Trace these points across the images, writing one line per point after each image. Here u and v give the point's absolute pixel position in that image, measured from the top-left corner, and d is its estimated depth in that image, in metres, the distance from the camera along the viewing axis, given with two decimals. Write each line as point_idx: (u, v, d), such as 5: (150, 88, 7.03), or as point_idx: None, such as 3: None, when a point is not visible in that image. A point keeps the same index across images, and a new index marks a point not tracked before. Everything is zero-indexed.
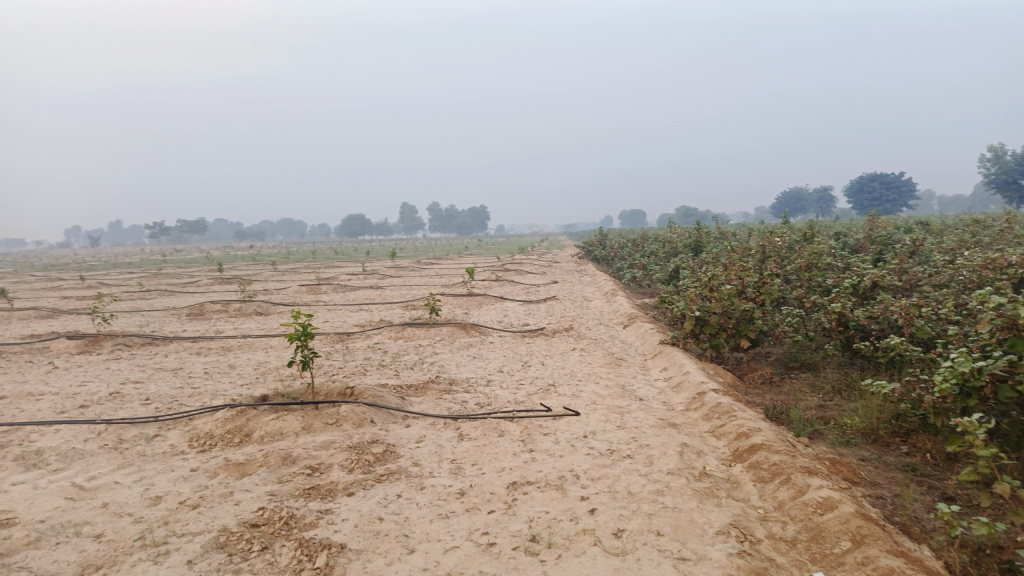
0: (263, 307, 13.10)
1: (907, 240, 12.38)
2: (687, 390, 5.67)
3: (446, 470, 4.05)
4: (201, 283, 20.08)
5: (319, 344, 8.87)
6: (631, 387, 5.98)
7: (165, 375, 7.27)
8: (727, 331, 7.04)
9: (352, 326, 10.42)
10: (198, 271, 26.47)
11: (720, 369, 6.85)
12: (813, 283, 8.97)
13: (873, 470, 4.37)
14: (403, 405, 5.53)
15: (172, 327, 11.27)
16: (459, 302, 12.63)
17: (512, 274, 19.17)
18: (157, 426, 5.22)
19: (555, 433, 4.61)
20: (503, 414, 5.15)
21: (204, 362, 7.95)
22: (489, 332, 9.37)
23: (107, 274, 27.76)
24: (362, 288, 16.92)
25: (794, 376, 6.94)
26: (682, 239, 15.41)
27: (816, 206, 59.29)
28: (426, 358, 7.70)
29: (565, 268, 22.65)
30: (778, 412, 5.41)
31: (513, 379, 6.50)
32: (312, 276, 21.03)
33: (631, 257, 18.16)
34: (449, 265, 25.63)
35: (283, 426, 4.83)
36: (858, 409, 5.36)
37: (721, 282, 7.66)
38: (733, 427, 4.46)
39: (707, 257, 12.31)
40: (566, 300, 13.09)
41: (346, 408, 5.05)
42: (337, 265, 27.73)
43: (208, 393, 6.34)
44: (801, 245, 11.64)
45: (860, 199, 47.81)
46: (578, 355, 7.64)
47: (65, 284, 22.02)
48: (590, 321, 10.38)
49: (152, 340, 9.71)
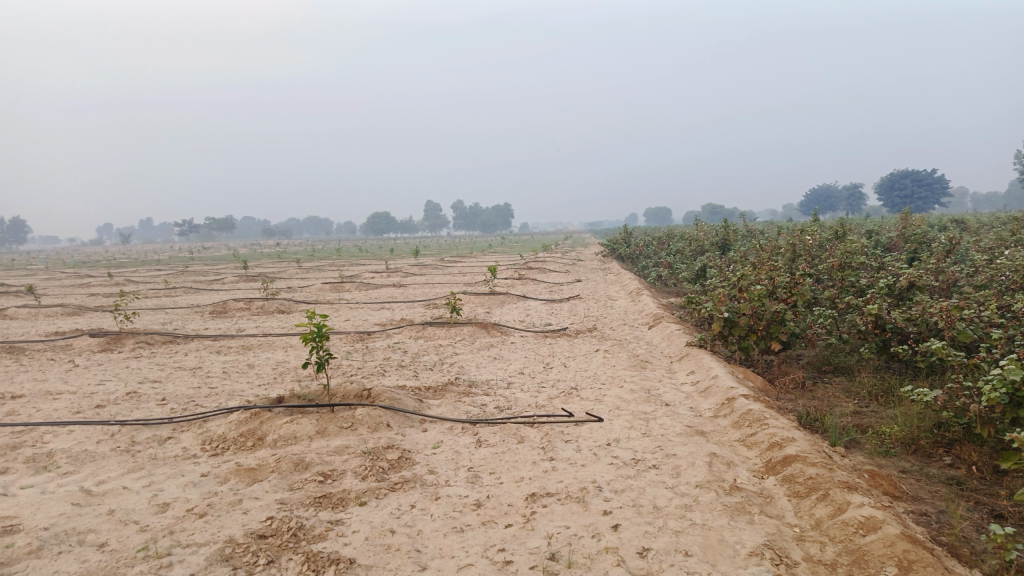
0: (286, 305, 13.05)
1: (943, 238, 11.98)
2: (715, 395, 5.44)
3: (462, 479, 3.88)
4: (226, 280, 20.17)
5: (339, 343, 8.76)
6: (657, 391, 5.77)
7: (184, 374, 7.20)
8: (756, 333, 6.79)
9: (373, 325, 10.31)
10: (224, 268, 26.64)
11: (750, 373, 6.60)
12: (846, 283, 8.66)
13: (915, 483, 4.12)
14: (421, 408, 5.37)
15: (194, 325, 11.26)
16: (481, 301, 12.46)
17: (535, 272, 18.98)
18: (171, 428, 5.12)
19: (577, 440, 4.43)
20: (523, 419, 4.96)
21: (223, 361, 7.88)
22: (511, 332, 9.19)
23: (136, 271, 28.09)
24: (385, 286, 16.85)
25: (827, 381, 6.66)
26: (709, 237, 15.11)
27: (845, 205, 58.17)
28: (446, 358, 7.55)
29: (589, 266, 22.38)
30: (812, 420, 5.16)
31: (535, 381, 6.33)
32: (336, 274, 21.00)
33: (657, 255, 17.85)
34: (473, 263, 25.53)
35: (297, 430, 4.70)
36: (897, 417, 5.10)
37: (751, 282, 7.41)
38: (765, 437, 4.24)
39: (735, 256, 12.02)
40: (590, 299, 12.88)
41: (362, 412, 4.91)
42: (361, 263, 27.67)
43: (224, 393, 6.24)
44: (833, 243, 11.30)
45: (891, 197, 46.83)
46: (602, 356, 7.44)
47: (93, 281, 22.29)
48: (615, 321, 10.15)
49: (174, 338, 9.69)
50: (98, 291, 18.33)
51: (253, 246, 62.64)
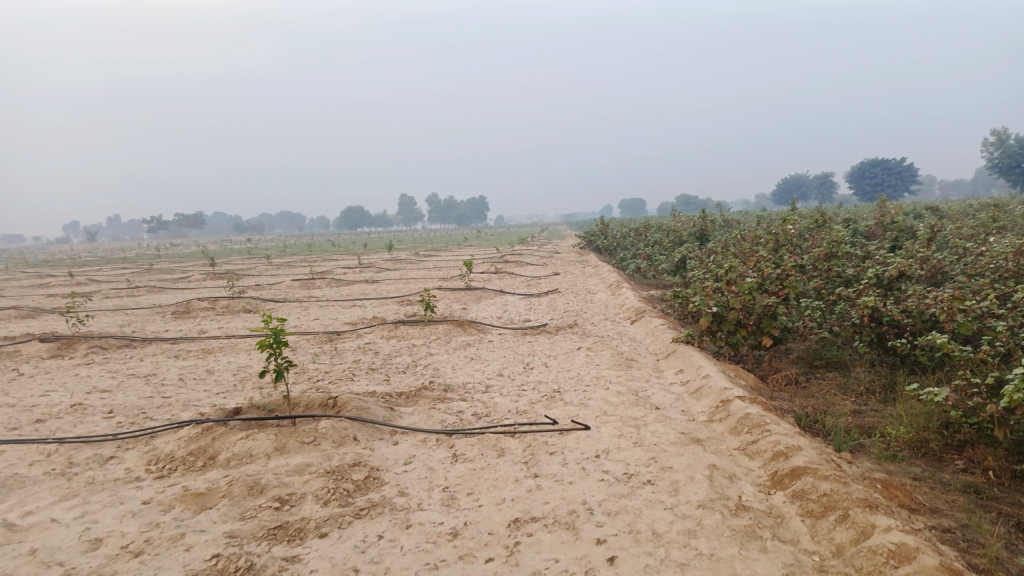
0: (252, 304, 12.49)
1: (924, 227, 11.76)
2: (708, 397, 5.07)
3: (437, 502, 3.47)
4: (193, 279, 19.56)
5: (306, 345, 8.28)
6: (645, 394, 5.40)
7: (136, 383, 6.69)
8: (746, 328, 6.45)
9: (343, 324, 9.83)
10: (190, 266, 25.98)
11: (741, 370, 6.26)
12: (832, 273, 8.35)
13: (929, 492, 3.80)
14: (392, 418, 4.93)
15: (155, 327, 10.69)
16: (457, 297, 12.02)
17: (511, 266, 18.59)
18: (113, 447, 4.63)
19: (564, 452, 4.04)
20: (503, 428, 4.56)
21: (181, 367, 7.36)
22: (488, 330, 8.76)
23: (98, 269, 27.14)
24: (357, 282, 16.34)
25: (820, 377, 6.34)
26: (687, 228, 14.82)
27: (817, 193, 58.47)
28: (419, 360, 7.11)
29: (565, 259, 22.02)
30: (811, 423, 4.82)
31: (514, 384, 5.93)
32: (306, 271, 20.41)
33: (634, 246, 17.52)
34: (447, 257, 25.07)
35: (253, 446, 4.24)
36: (903, 417, 4.79)
37: (739, 275, 7.08)
38: (768, 445, 3.88)
39: (715, 247, 11.73)
40: (569, 293, 12.51)
41: (326, 425, 4.47)
42: (333, 258, 26.94)
43: (178, 404, 5.74)
44: (814, 231, 11.03)
45: (862, 186, 47.11)
46: (585, 354, 7.05)
47: (53, 281, 21.44)
48: (596, 316, 9.77)
49: (131, 341, 9.12)
50: (57, 291, 17.54)
51: (223, 242, 61.36)
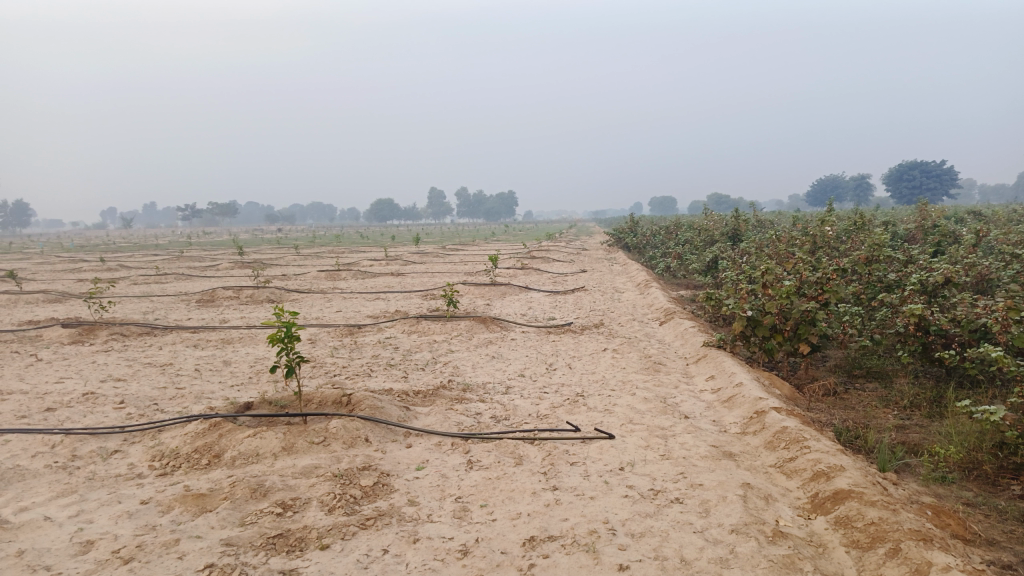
0: (276, 295, 12.40)
1: (969, 232, 11.24)
2: (742, 407, 4.77)
3: (448, 514, 3.24)
4: (221, 267, 19.60)
5: (326, 338, 8.12)
6: (673, 401, 5.12)
7: (152, 372, 6.57)
8: (782, 334, 6.13)
9: (365, 317, 9.65)
10: (219, 254, 26.19)
11: (776, 378, 5.94)
12: (873, 278, 7.95)
13: (984, 520, 3.47)
14: (407, 419, 4.72)
15: (177, 315, 10.62)
16: (481, 292, 11.79)
17: (539, 262, 18.31)
18: (119, 440, 4.48)
19: (586, 463, 3.78)
20: (522, 434, 4.31)
21: (198, 357, 7.23)
22: (512, 328, 8.52)
23: (130, 255, 27.45)
24: (382, 274, 16.22)
25: (860, 389, 6.00)
26: (719, 227, 14.42)
27: (853, 195, 57.16)
28: (439, 357, 6.89)
29: (592, 256, 21.66)
30: (852, 438, 4.50)
31: (536, 386, 5.68)
32: (333, 262, 20.34)
33: (664, 246, 17.12)
34: (474, 251, 24.90)
35: (260, 445, 4.05)
36: (952, 435, 4.44)
37: (775, 278, 6.75)
38: (807, 464, 3.59)
39: (748, 247, 11.35)
40: (596, 291, 12.22)
41: (337, 425, 4.27)
42: (360, 250, 26.90)
43: (190, 396, 5.59)
44: (853, 233, 10.59)
45: (900, 188, 45.94)
46: (611, 356, 6.78)
47: (84, 266, 21.66)
48: (623, 316, 9.46)
49: (151, 329, 9.03)
50: (87, 276, 17.66)
51: (254, 232, 61.95)
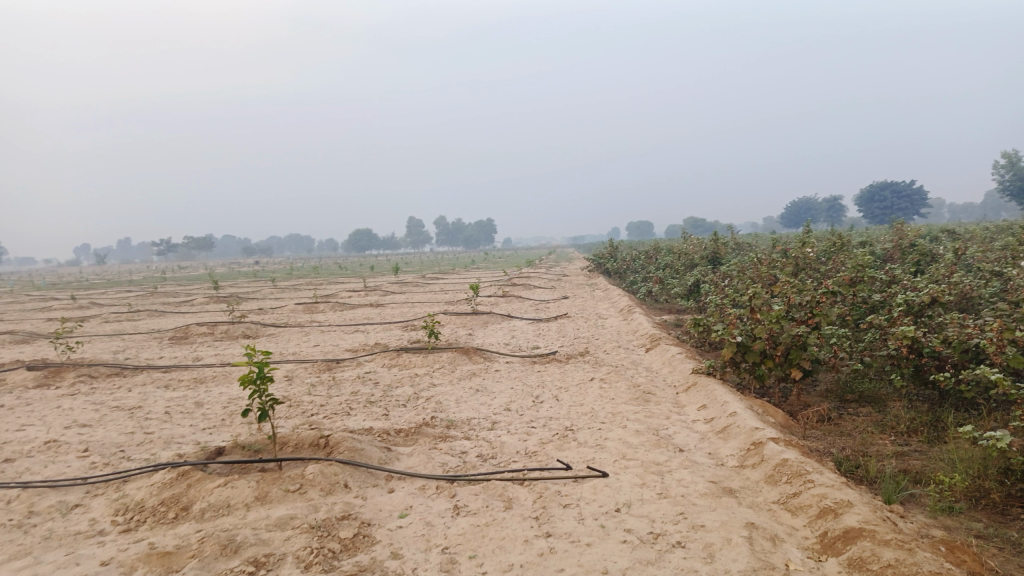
0: (252, 329, 12.09)
1: (947, 250, 11.26)
2: (737, 438, 4.59)
3: (435, 568, 3.01)
4: (195, 302, 19.20)
5: (303, 375, 7.85)
6: (666, 433, 4.94)
7: (119, 416, 6.26)
8: (773, 359, 5.98)
9: (344, 352, 9.39)
10: (195, 289, 25.76)
11: (768, 406, 5.79)
12: (857, 299, 7.86)
13: (999, 554, 3.30)
14: (388, 461, 4.48)
15: (149, 354, 10.27)
16: (463, 322, 11.57)
17: (519, 289, 18.15)
18: (80, 493, 4.19)
19: (579, 506, 3.58)
20: (510, 474, 4.10)
21: (169, 399, 6.93)
22: (495, 359, 8.31)
23: (103, 293, 26.91)
24: (362, 306, 15.94)
25: (854, 414, 5.86)
26: (699, 250, 14.38)
27: (826, 216, 57.94)
28: (421, 392, 6.66)
29: (573, 282, 21.54)
30: (853, 468, 4.34)
31: (523, 420, 5.48)
32: (311, 295, 20.03)
33: (645, 270, 17.05)
34: (454, 280, 24.71)
35: (232, 495, 3.79)
36: (956, 462, 4.30)
37: (763, 302, 6.62)
38: (812, 499, 3.41)
39: (730, 270, 11.28)
40: (578, 318, 12.06)
41: (314, 471, 4.03)
42: (339, 281, 26.59)
43: (159, 442, 5.30)
44: (833, 254, 10.55)
45: (872, 208, 46.63)
46: (598, 386, 6.58)
47: (54, 305, 21.11)
48: (608, 344, 9.29)
49: (121, 370, 8.69)
50: (56, 315, 17.20)
51: (231, 265, 61.25)
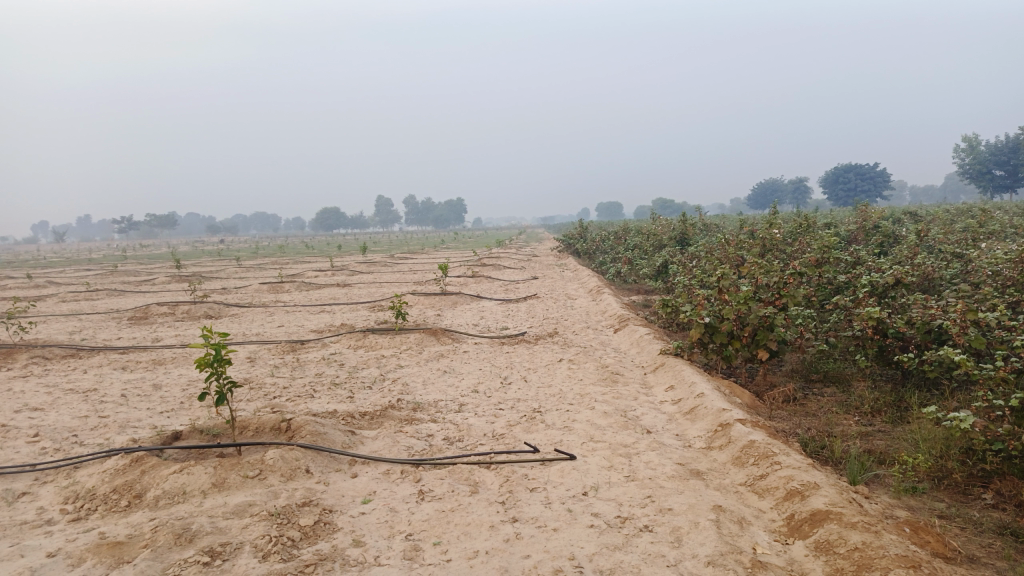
0: (215, 309, 11.83)
1: (911, 232, 11.41)
2: (705, 419, 4.57)
3: (398, 556, 2.94)
4: (157, 281, 18.75)
5: (266, 356, 7.67)
6: (634, 414, 4.91)
7: (73, 400, 6.05)
8: (740, 340, 5.98)
9: (309, 332, 9.22)
10: (156, 268, 25.19)
11: (735, 386, 5.80)
12: (823, 280, 7.91)
13: (961, 534, 3.33)
14: (351, 445, 4.38)
15: (107, 335, 9.97)
16: (431, 303, 11.45)
17: (489, 270, 18.05)
18: (28, 480, 4.02)
19: (546, 489, 3.52)
20: (477, 458, 4.03)
21: (126, 381, 6.72)
22: (463, 340, 8.22)
23: (60, 271, 26.16)
24: (329, 286, 15.71)
25: (819, 394, 5.90)
26: (668, 231, 14.40)
27: (792, 198, 58.61)
28: (387, 373, 6.55)
29: (542, 263, 21.49)
30: (819, 449, 4.36)
31: (490, 402, 5.41)
32: (276, 274, 19.68)
33: (614, 251, 17.06)
34: (423, 259, 24.52)
35: (188, 482, 3.67)
36: (919, 442, 4.33)
37: (731, 282, 6.61)
38: (779, 481, 3.39)
39: (698, 251, 11.31)
40: (548, 299, 12.01)
41: (274, 456, 3.91)
42: (306, 260, 26.23)
43: (114, 426, 5.13)
44: (800, 235, 10.62)
45: (836, 190, 47.28)
46: (567, 367, 6.54)
47: (8, 283, 20.44)
48: (577, 324, 9.25)
49: (77, 351, 8.42)
50: (10, 293, 16.66)
51: (195, 244, 59.98)
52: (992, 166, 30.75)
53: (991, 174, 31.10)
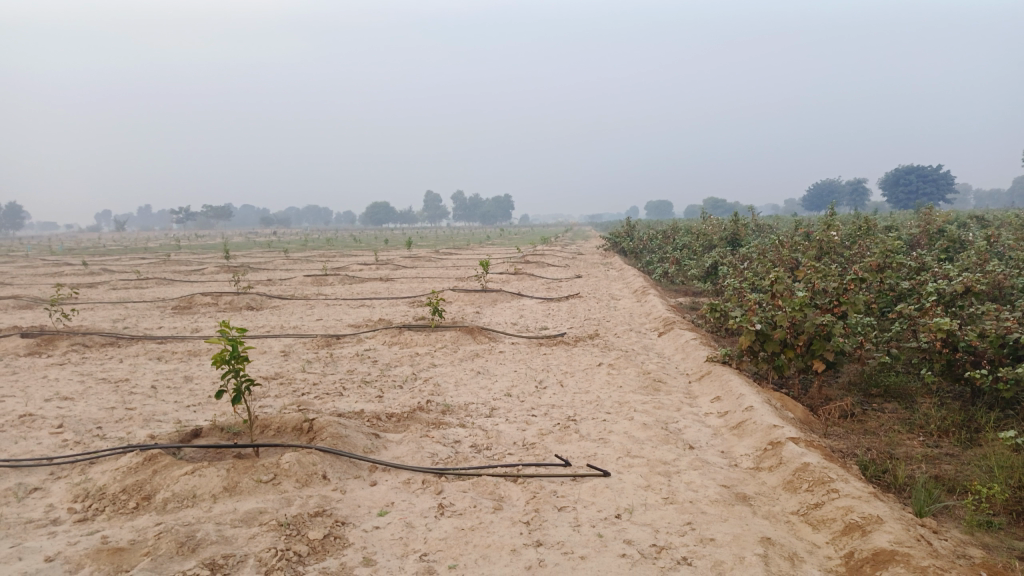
0: (257, 301, 11.82)
1: (980, 237, 10.73)
2: (753, 436, 4.22)
3: None
4: (205, 271, 19.01)
5: (300, 350, 7.55)
6: (676, 427, 4.58)
7: (104, 390, 6.00)
8: (794, 349, 5.57)
9: (346, 327, 9.09)
10: (207, 258, 25.58)
11: (787, 399, 5.42)
12: (884, 286, 7.38)
13: None
14: (373, 450, 4.15)
15: (149, 323, 10.04)
16: (471, 300, 11.24)
17: (533, 267, 17.76)
18: (43, 474, 3.91)
19: (576, 509, 3.23)
20: (503, 469, 3.76)
21: (158, 372, 6.66)
22: (501, 339, 7.96)
23: (117, 259, 26.85)
24: (371, 280, 15.63)
25: (878, 410, 5.47)
26: (718, 231, 13.89)
27: (849, 200, 56.81)
28: (419, 372, 6.33)
29: (588, 261, 21.12)
30: (880, 474, 3.96)
31: (523, 407, 5.15)
32: (321, 266, 19.75)
33: (661, 250, 16.60)
34: (468, 255, 24.41)
35: (200, 484, 3.49)
36: (995, 468, 3.90)
37: (786, 287, 6.19)
38: (836, 513, 3.04)
39: (750, 253, 10.83)
40: (591, 298, 11.68)
41: (291, 459, 3.71)
42: (352, 254, 26.35)
43: (138, 420, 5.02)
44: (859, 238, 10.06)
45: (896, 193, 45.59)
46: (606, 372, 6.22)
47: (65, 270, 21.02)
48: (620, 326, 8.91)
49: (116, 339, 8.45)
50: (65, 280, 17.09)
51: (249, 236, 61.21)
52: None
53: None
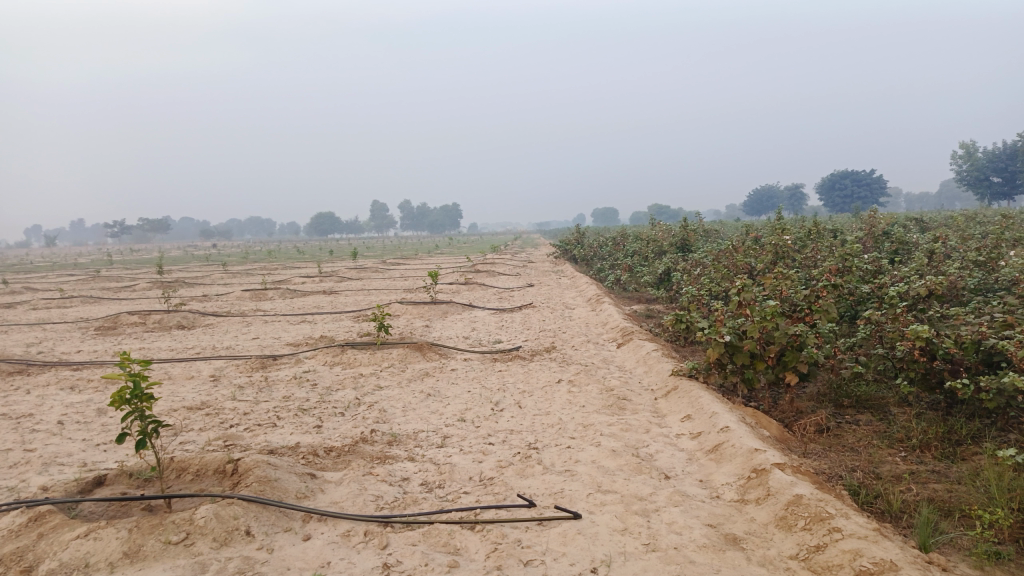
0: (189, 319, 11.02)
1: (927, 238, 10.69)
2: (733, 462, 3.83)
3: None
4: (135, 288, 17.91)
5: (232, 373, 6.91)
6: (647, 453, 4.17)
7: (3, 427, 5.28)
8: (764, 361, 5.22)
9: (284, 346, 8.45)
10: (139, 273, 24.26)
11: (761, 416, 5.08)
12: (844, 291, 7.14)
13: None
14: (308, 494, 3.62)
15: (66, 347, 9.17)
16: (419, 313, 10.69)
17: (482, 276, 17.26)
18: None
19: (546, 564, 2.78)
20: (459, 514, 3.28)
21: (68, 404, 5.94)
22: (451, 356, 7.46)
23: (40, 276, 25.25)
24: (314, 293, 14.90)
25: (853, 423, 5.16)
26: (669, 237, 13.65)
27: (789, 204, 58.08)
28: (363, 396, 5.79)
29: (538, 269, 20.76)
30: (872, 501, 3.61)
31: (479, 433, 4.67)
32: (262, 280, 18.84)
33: (612, 257, 16.31)
34: (414, 266, 23.78)
35: (94, 550, 2.90)
36: (994, 488, 3.58)
37: (752, 294, 5.84)
38: (843, 558, 2.66)
39: (703, 259, 10.56)
40: (544, 308, 11.25)
41: (210, 512, 3.16)
42: (293, 266, 25.37)
43: (36, 465, 4.35)
44: (812, 240, 9.85)
45: (833, 197, 46.72)
46: (567, 390, 5.79)
47: None
48: (576, 337, 8.51)
49: (26, 367, 7.62)
50: None
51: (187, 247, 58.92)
52: (989, 173, 30.11)
53: (988, 181, 30.43)
